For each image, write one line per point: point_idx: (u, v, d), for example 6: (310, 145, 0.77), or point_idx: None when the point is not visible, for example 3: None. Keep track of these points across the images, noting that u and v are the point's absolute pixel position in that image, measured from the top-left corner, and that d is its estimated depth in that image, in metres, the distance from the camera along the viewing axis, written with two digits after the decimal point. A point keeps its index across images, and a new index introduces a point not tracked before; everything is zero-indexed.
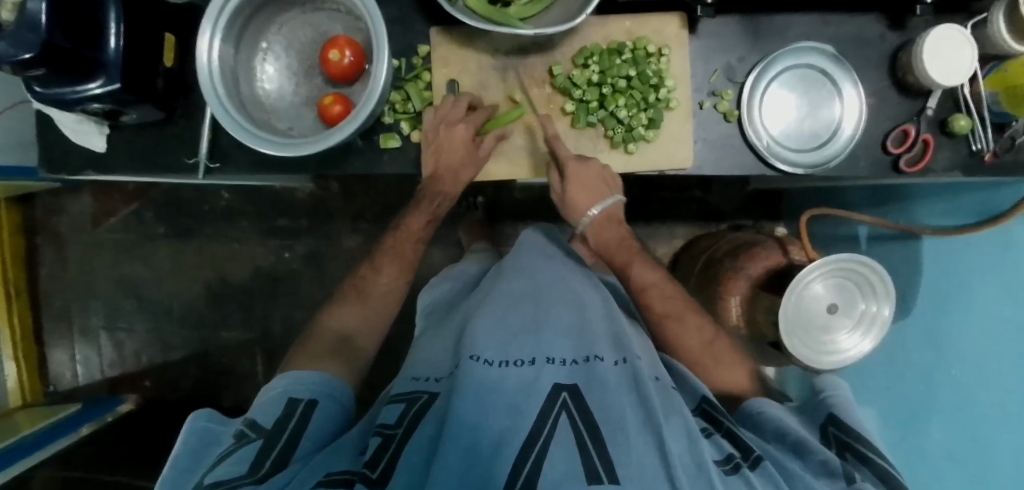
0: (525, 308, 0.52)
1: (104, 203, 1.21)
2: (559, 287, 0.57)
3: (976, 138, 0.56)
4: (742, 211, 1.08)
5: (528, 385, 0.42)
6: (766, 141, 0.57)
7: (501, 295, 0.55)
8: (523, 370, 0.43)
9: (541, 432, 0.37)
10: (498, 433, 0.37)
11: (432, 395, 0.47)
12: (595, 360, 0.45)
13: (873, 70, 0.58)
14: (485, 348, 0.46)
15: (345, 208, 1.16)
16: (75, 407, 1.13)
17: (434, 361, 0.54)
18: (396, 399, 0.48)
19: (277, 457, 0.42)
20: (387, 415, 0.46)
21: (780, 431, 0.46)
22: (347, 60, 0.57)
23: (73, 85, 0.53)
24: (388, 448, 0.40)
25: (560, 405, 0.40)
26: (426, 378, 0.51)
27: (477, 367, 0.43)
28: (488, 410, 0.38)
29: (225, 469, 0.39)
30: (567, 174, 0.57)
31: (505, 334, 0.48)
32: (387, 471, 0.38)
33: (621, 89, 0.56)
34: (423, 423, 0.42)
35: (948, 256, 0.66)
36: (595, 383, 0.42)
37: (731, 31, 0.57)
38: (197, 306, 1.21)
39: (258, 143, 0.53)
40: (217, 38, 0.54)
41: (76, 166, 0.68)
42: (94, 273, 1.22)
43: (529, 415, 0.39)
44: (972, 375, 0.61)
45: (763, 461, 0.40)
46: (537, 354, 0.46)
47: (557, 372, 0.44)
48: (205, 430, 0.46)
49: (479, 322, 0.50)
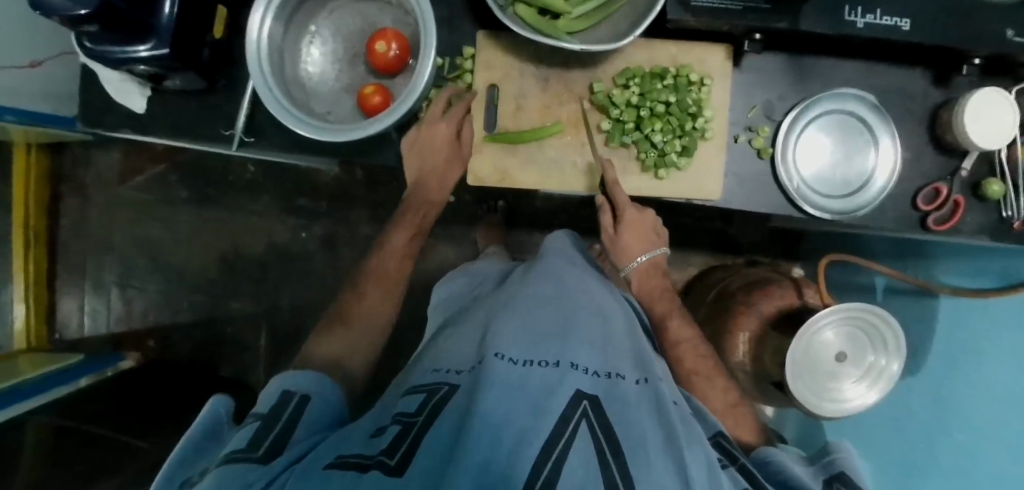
0: (549, 314, 0.50)
1: (131, 161, 1.23)
2: (583, 297, 0.55)
3: (1007, 205, 0.56)
4: (759, 247, 1.08)
5: (551, 386, 0.39)
6: (797, 182, 0.57)
7: (527, 300, 0.53)
8: (547, 372, 0.40)
9: (563, 434, 0.34)
10: (520, 430, 0.33)
11: (452, 388, 0.44)
12: (617, 377, 0.43)
13: (912, 124, 0.58)
14: (509, 347, 0.44)
15: (365, 195, 1.17)
16: (78, 357, 1.14)
17: (455, 356, 0.52)
18: (417, 390, 0.46)
19: (277, 437, 0.41)
20: (406, 404, 0.44)
21: (790, 482, 0.45)
22: (393, 53, 0.58)
23: (123, 45, 0.54)
24: (405, 440, 0.37)
25: (581, 412, 0.37)
26: (448, 369, 0.49)
27: (501, 365, 0.40)
28: (509, 407, 0.35)
29: (229, 451, 0.39)
30: (625, 219, 0.61)
31: (529, 335, 0.46)
32: (405, 459, 0.34)
33: (659, 113, 0.56)
34: (442, 418, 0.38)
35: (964, 318, 0.66)
36: (616, 399, 0.40)
37: (774, 69, 0.58)
38: (209, 273, 1.23)
39: (297, 124, 0.54)
40: (268, 17, 0.55)
41: (115, 124, 0.69)
42: (113, 228, 1.24)
43: (551, 415, 0.36)
44: (973, 438, 0.61)
45: None
46: (562, 358, 0.43)
47: (580, 379, 0.41)
48: (214, 418, 0.46)
49: (502, 323, 0.48)
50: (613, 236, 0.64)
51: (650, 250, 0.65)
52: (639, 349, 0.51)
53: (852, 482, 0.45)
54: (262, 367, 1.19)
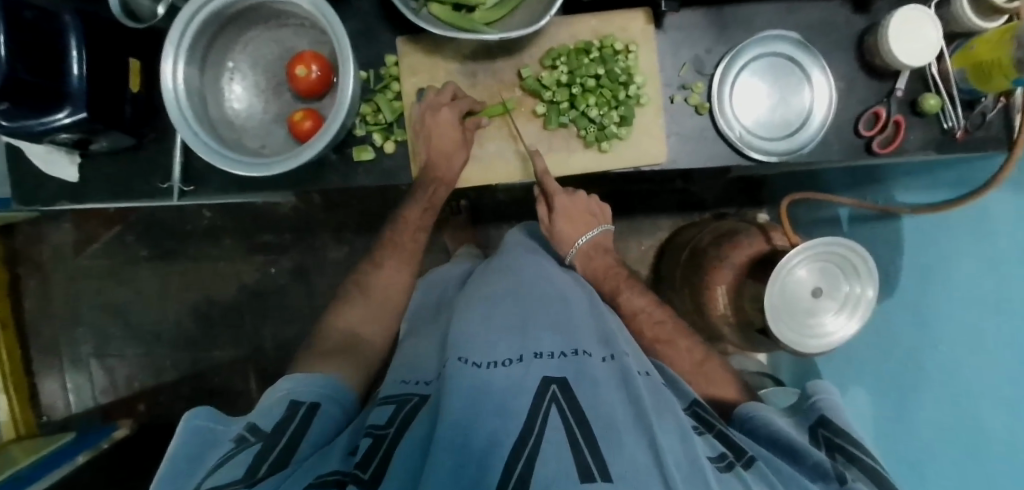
0: (512, 310, 0.53)
1: (85, 229, 1.20)
2: (544, 285, 0.58)
3: (946, 117, 0.56)
4: (725, 199, 1.09)
5: (517, 381, 0.42)
6: (739, 131, 0.57)
7: (488, 299, 0.56)
8: (511, 369, 0.43)
9: (532, 428, 0.37)
10: (490, 430, 0.36)
11: (422, 397, 0.48)
12: (583, 354, 0.46)
13: (840, 54, 0.58)
14: (472, 349, 0.47)
15: (329, 220, 1.15)
16: (69, 437, 1.12)
17: (425, 365, 0.54)
18: (385, 402, 0.49)
19: (278, 455, 0.42)
20: (377, 415, 0.46)
21: (772, 432, 0.47)
22: (315, 75, 0.57)
23: (40, 116, 0.52)
24: (379, 449, 0.41)
25: (550, 399, 0.40)
26: (416, 381, 0.52)
27: (465, 369, 0.43)
28: (477, 410, 0.38)
29: (222, 474, 0.38)
30: (556, 205, 0.64)
31: (493, 334, 0.49)
32: (379, 471, 0.38)
33: (590, 88, 0.56)
34: (417, 422, 0.43)
35: (926, 232, 0.67)
36: (583, 379, 0.42)
37: (697, 23, 0.57)
38: (187, 328, 1.20)
39: (228, 164, 0.52)
40: (180, 62, 0.54)
41: (49, 197, 0.67)
42: (80, 300, 1.21)
43: (520, 412, 0.39)
44: (960, 347, 0.60)
45: (755, 461, 0.41)
46: (525, 351, 0.46)
47: (546, 366, 0.44)
48: (200, 431, 0.45)
49: (467, 325, 0.51)
50: (550, 225, 0.67)
51: (589, 231, 0.67)
52: (605, 324, 0.53)
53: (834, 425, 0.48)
54: None
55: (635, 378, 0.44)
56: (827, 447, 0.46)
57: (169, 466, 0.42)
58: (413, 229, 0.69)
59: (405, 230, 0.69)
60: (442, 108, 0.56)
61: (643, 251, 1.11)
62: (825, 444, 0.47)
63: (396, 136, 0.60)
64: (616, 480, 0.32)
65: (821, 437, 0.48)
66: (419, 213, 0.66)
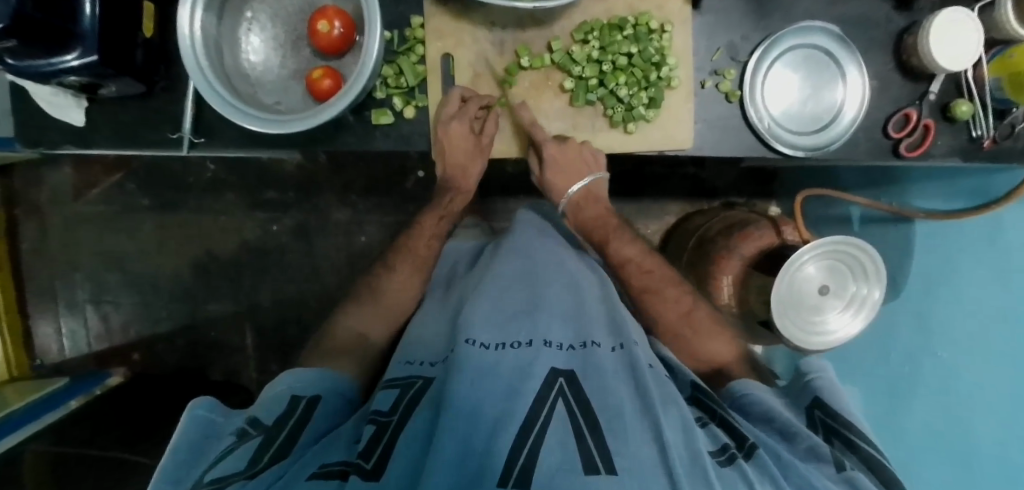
0: (521, 294, 0.53)
1: (85, 174, 1.18)
2: (553, 270, 0.58)
3: (976, 125, 0.55)
4: (734, 188, 1.08)
5: (525, 366, 0.42)
6: (767, 122, 0.55)
7: (498, 280, 0.56)
8: (521, 353, 0.44)
9: (537, 418, 0.37)
10: (494, 418, 0.37)
11: (427, 380, 0.47)
12: (592, 345, 0.46)
13: (878, 51, 0.56)
14: (480, 332, 0.47)
15: (335, 181, 1.14)
16: (62, 381, 1.12)
17: (432, 346, 0.54)
18: (391, 384, 0.48)
19: (278, 449, 0.42)
20: (380, 400, 0.45)
21: (772, 418, 0.46)
22: (337, 33, 0.55)
23: (47, 56, 0.50)
24: (382, 438, 0.39)
25: (557, 391, 0.40)
26: (421, 361, 0.51)
27: (474, 350, 0.43)
28: (483, 400, 0.38)
29: (226, 465, 0.39)
30: (545, 156, 0.57)
31: (500, 318, 0.49)
32: (381, 462, 0.37)
33: (621, 67, 0.55)
34: (419, 410, 0.42)
35: (937, 240, 0.67)
36: (591, 371, 0.43)
37: (736, 8, 0.55)
38: (184, 280, 1.20)
39: (243, 118, 0.51)
40: (198, 8, 0.51)
41: (54, 140, 0.65)
42: (77, 245, 1.20)
43: (526, 399, 0.39)
44: (958, 355, 0.61)
45: (757, 450, 0.40)
46: (535, 338, 0.46)
47: (555, 356, 0.44)
48: (203, 421, 0.46)
49: (474, 307, 0.51)
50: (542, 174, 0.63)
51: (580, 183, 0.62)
52: (613, 314, 0.54)
53: (832, 408, 0.48)
54: (253, 366, 1.18)
55: (645, 370, 0.44)
56: (823, 430, 0.46)
57: (173, 455, 0.41)
58: (427, 235, 0.72)
59: (431, 216, 0.72)
60: (450, 121, 0.56)
61: (648, 235, 1.11)
62: (822, 430, 0.46)
63: (417, 102, 0.58)
64: (619, 473, 0.32)
65: (818, 419, 0.48)
66: (446, 197, 0.71)
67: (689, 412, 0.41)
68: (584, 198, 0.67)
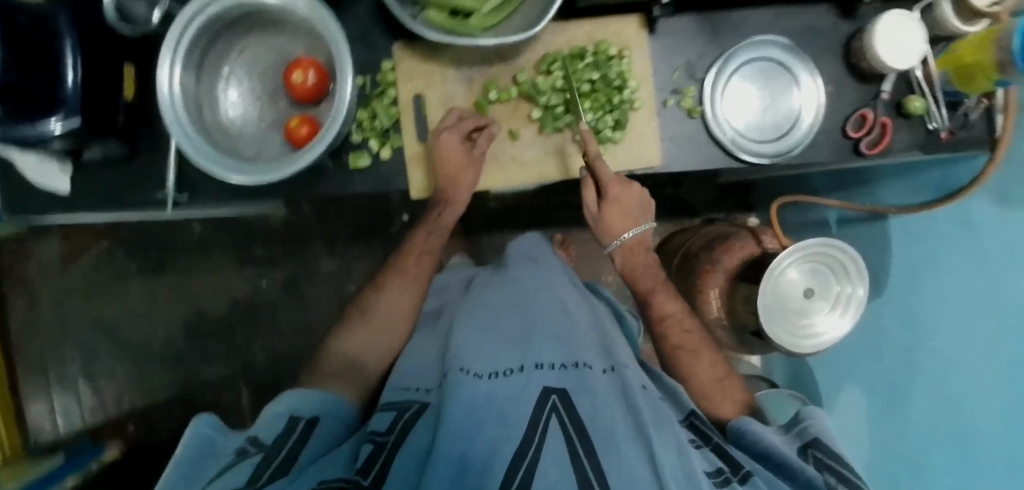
0: (514, 319, 0.53)
1: (72, 244, 1.18)
2: (545, 293, 0.59)
3: (932, 118, 0.58)
4: (714, 204, 1.11)
5: (518, 390, 0.42)
6: (731, 135, 0.57)
7: (490, 306, 0.57)
8: (513, 378, 0.44)
9: (532, 439, 0.37)
10: (489, 441, 0.36)
11: (423, 404, 0.47)
12: (584, 367, 0.46)
13: (828, 58, 0.59)
14: (473, 359, 0.47)
15: (321, 231, 1.15)
16: (56, 458, 1.09)
17: (428, 372, 0.54)
18: (388, 408, 0.48)
19: (278, 468, 0.39)
20: (379, 422, 0.45)
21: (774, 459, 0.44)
22: (311, 82, 0.57)
23: (33, 123, 0.52)
24: (379, 458, 0.40)
25: (549, 409, 0.40)
26: (417, 388, 0.51)
27: (466, 377, 0.43)
28: (477, 422, 0.38)
29: (225, 482, 0.36)
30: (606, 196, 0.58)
31: (493, 342, 0.50)
32: (380, 477, 0.38)
33: (586, 93, 0.57)
34: (415, 434, 0.42)
35: (913, 233, 0.69)
36: (583, 390, 0.43)
37: (689, 29, 0.58)
38: (177, 342, 1.19)
39: (213, 164, 0.52)
40: (177, 66, 0.53)
41: (37, 207, 0.66)
42: (68, 317, 1.19)
43: (519, 422, 0.38)
44: (949, 347, 0.60)
45: (751, 476, 0.40)
46: (526, 361, 0.46)
47: (547, 377, 0.44)
48: (204, 440, 0.41)
49: (465, 333, 0.51)
50: (596, 217, 0.62)
51: (636, 227, 0.62)
52: (603, 340, 0.54)
53: (828, 448, 0.45)
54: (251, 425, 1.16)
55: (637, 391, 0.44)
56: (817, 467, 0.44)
57: (171, 471, 0.38)
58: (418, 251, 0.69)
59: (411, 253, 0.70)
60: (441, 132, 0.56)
61: None
62: (815, 464, 0.44)
63: (392, 142, 0.60)
64: None
65: (812, 457, 0.45)
66: (436, 210, 0.63)
67: (680, 433, 0.41)
68: (635, 246, 0.63)
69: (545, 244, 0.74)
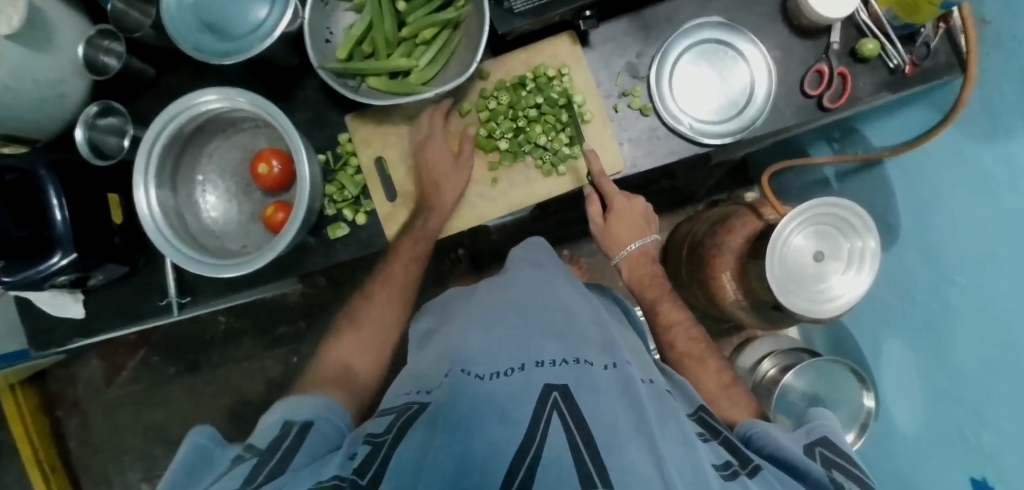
0: (513, 320, 0.51)
1: (113, 360, 1.24)
2: (545, 297, 0.56)
3: (890, 56, 0.56)
4: (712, 187, 1.09)
5: (517, 388, 0.39)
6: (688, 122, 0.58)
7: (490, 310, 0.54)
8: (512, 378, 0.41)
9: (535, 436, 0.33)
10: (491, 439, 0.33)
11: (423, 404, 0.43)
12: (585, 363, 0.43)
13: (768, 24, 0.58)
14: (477, 362, 0.45)
15: (337, 298, 1.17)
16: None
17: (430, 371, 0.49)
18: (385, 413, 0.45)
19: (274, 468, 0.38)
20: (375, 425, 0.42)
21: (778, 451, 0.42)
22: (277, 170, 0.60)
23: (36, 265, 0.55)
24: (378, 457, 0.37)
25: (551, 406, 0.36)
26: (421, 390, 0.47)
27: (469, 381, 0.42)
28: (479, 420, 0.36)
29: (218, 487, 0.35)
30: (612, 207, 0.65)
31: (492, 344, 0.47)
32: (378, 476, 0.35)
33: (534, 118, 0.58)
34: (412, 431, 0.38)
35: (909, 172, 0.66)
36: (585, 386, 0.39)
37: (621, 32, 0.59)
38: (223, 434, 1.21)
39: (196, 265, 0.54)
40: (152, 188, 0.56)
41: (63, 337, 0.70)
42: (120, 429, 1.24)
43: (522, 421, 0.35)
44: (972, 278, 0.56)
45: (760, 468, 0.38)
46: (527, 360, 0.43)
47: (547, 373, 0.40)
48: (203, 446, 0.42)
49: (466, 344, 0.49)
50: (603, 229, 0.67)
51: (642, 238, 0.67)
52: (606, 337, 0.51)
53: (837, 447, 0.43)
54: None
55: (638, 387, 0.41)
56: (824, 463, 0.41)
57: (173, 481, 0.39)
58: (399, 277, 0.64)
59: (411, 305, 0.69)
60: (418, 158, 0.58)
61: None
62: (822, 461, 0.41)
63: (365, 207, 0.62)
64: None
65: (819, 454, 0.42)
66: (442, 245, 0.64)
67: (686, 425, 0.41)
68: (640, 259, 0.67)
69: (543, 250, 0.71)
